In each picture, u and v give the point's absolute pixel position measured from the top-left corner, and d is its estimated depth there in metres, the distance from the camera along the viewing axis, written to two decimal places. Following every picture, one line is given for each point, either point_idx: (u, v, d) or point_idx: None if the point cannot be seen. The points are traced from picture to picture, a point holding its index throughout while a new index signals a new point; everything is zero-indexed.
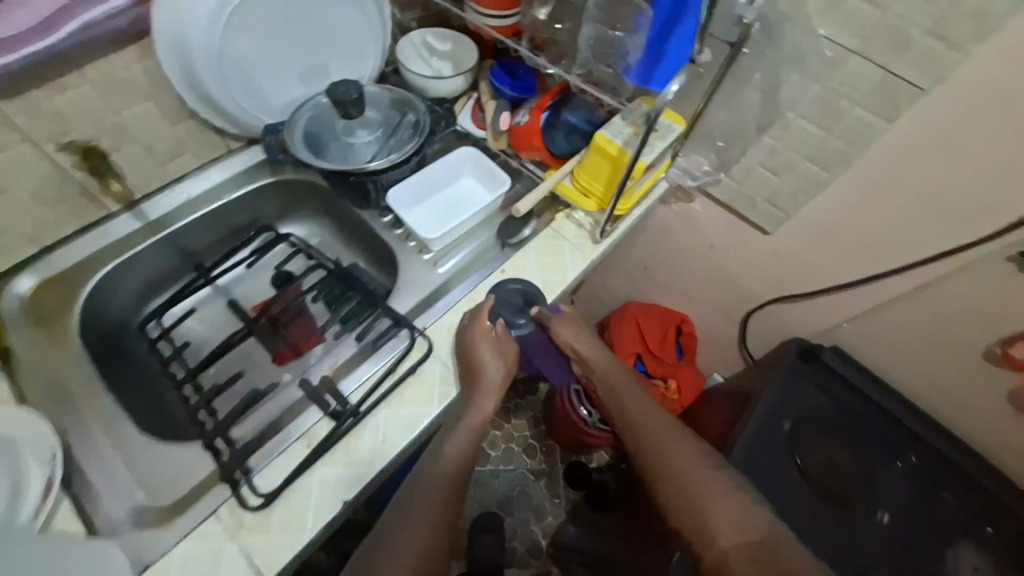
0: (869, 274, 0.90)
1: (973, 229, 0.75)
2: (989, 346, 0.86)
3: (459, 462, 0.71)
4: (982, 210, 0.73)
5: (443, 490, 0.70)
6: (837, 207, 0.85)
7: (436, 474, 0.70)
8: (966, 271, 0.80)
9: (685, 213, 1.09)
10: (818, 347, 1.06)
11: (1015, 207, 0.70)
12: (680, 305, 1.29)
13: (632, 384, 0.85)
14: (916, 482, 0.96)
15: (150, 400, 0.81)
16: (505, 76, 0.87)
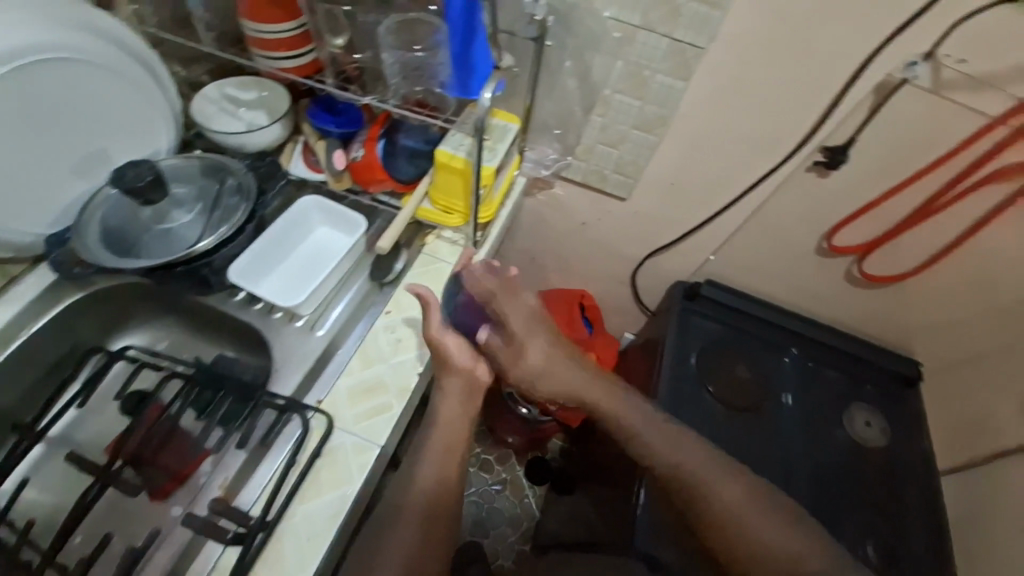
0: (715, 211, 1.00)
1: (778, 152, 0.86)
2: (818, 244, 1.00)
3: (435, 486, 0.72)
4: (779, 136, 0.84)
5: (419, 519, 0.69)
6: (671, 161, 0.94)
7: (410, 509, 0.70)
8: (784, 188, 0.92)
9: (551, 199, 1.13)
10: (697, 285, 1.16)
11: (799, 128, 0.82)
12: (576, 283, 1.34)
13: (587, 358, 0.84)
14: (804, 371, 1.11)
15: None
16: (326, 114, 0.82)
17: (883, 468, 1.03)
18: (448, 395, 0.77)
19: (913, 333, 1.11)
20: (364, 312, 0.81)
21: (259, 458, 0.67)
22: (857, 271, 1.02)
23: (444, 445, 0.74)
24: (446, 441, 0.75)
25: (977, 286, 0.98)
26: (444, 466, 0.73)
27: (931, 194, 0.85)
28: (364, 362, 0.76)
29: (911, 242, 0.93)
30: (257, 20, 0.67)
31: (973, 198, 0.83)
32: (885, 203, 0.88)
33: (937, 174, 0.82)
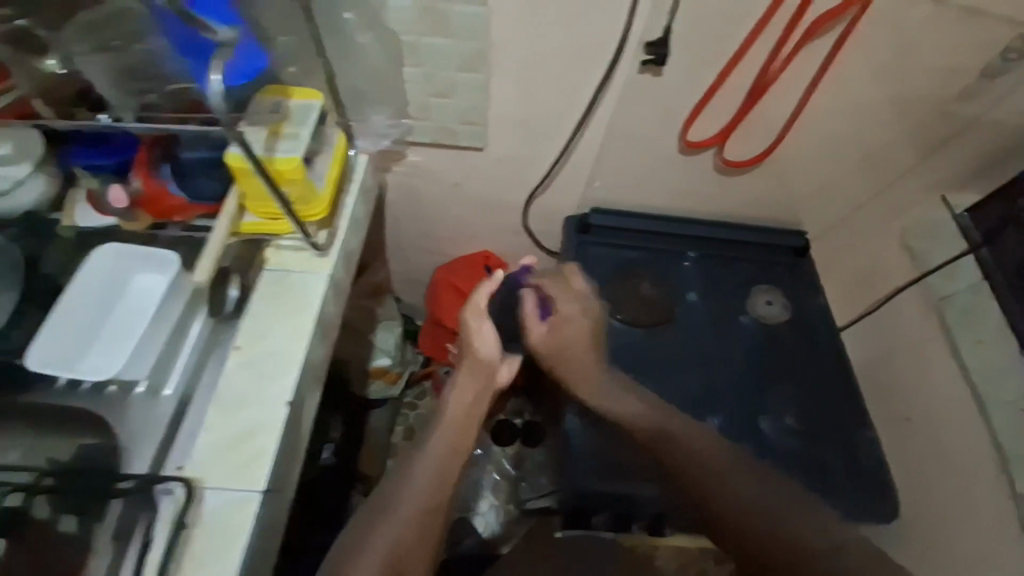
0: (568, 136, 0.94)
1: (606, 60, 0.80)
2: (679, 143, 0.97)
3: (439, 467, 0.76)
4: (599, 42, 0.78)
5: (410, 508, 0.72)
6: (510, 98, 0.87)
7: (400, 497, 0.73)
8: (627, 98, 0.87)
9: (412, 168, 1.03)
10: (586, 216, 1.12)
11: (616, 29, 0.76)
12: (476, 245, 1.28)
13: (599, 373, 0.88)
14: (703, 271, 1.11)
15: None
16: (94, 149, 0.73)
17: (794, 338, 1.08)
18: (460, 386, 0.86)
19: (798, 203, 1.13)
20: (212, 356, 0.73)
21: (122, 552, 0.60)
22: (720, 161, 1.00)
23: (451, 425, 0.81)
24: (457, 421, 0.82)
25: (835, 142, 0.99)
26: (449, 451, 0.78)
27: (765, 62, 0.81)
28: (223, 410, 0.68)
29: (766, 115, 0.91)
30: None
31: (801, 58, 0.82)
32: (726, 84, 0.84)
33: (764, 40, 0.78)
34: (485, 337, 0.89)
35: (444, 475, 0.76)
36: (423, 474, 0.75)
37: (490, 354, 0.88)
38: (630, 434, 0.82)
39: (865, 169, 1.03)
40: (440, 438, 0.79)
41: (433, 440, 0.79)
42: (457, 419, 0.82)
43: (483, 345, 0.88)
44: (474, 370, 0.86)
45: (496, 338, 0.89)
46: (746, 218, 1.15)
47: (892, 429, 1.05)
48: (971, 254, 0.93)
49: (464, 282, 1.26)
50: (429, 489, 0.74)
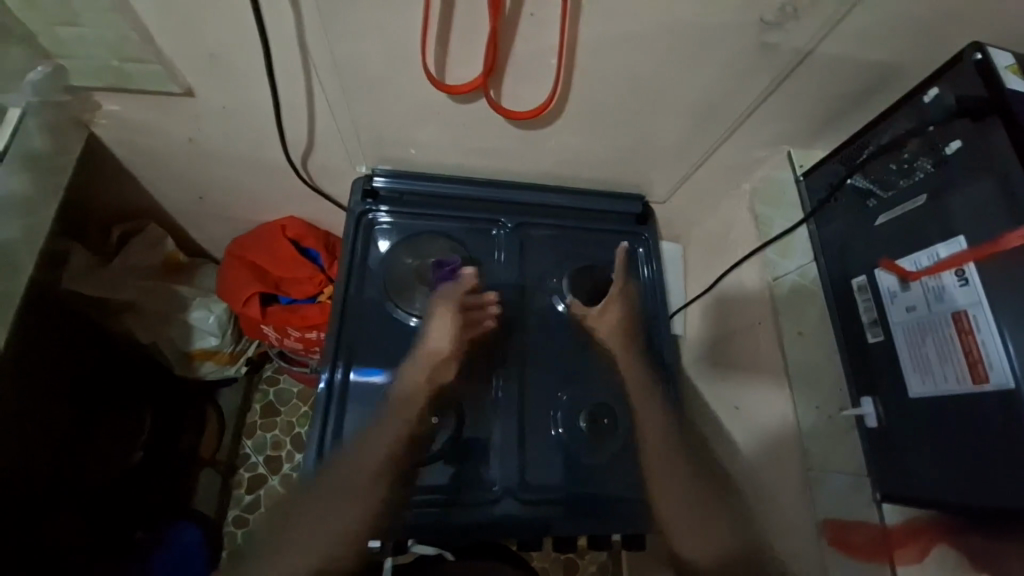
0: (274, 82, 0.71)
1: None
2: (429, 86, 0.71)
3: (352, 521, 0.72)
4: None
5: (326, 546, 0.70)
6: (169, 26, 0.65)
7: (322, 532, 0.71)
8: (325, 27, 0.63)
9: (122, 124, 0.80)
10: (369, 179, 0.90)
11: None
12: (276, 213, 1.06)
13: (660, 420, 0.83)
14: (515, 239, 0.93)
15: None
16: None
17: None
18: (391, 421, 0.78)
19: (646, 167, 0.90)
20: None
21: None
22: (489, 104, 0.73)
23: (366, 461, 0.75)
24: (392, 426, 0.78)
25: (645, 86, 0.73)
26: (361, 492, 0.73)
27: None
28: None
29: (526, 54, 0.67)
30: None
31: None
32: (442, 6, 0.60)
33: None
34: (438, 333, 0.82)
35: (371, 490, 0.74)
36: (331, 518, 0.72)
37: (450, 344, 0.83)
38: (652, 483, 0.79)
39: (694, 121, 0.80)
40: (353, 478, 0.74)
41: (345, 476, 0.74)
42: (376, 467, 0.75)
43: (438, 337, 0.82)
44: (429, 360, 0.82)
45: (449, 332, 0.83)
46: (575, 180, 0.94)
47: (722, 416, 0.90)
48: (803, 225, 0.81)
49: (257, 254, 1.05)
50: (336, 533, 0.71)
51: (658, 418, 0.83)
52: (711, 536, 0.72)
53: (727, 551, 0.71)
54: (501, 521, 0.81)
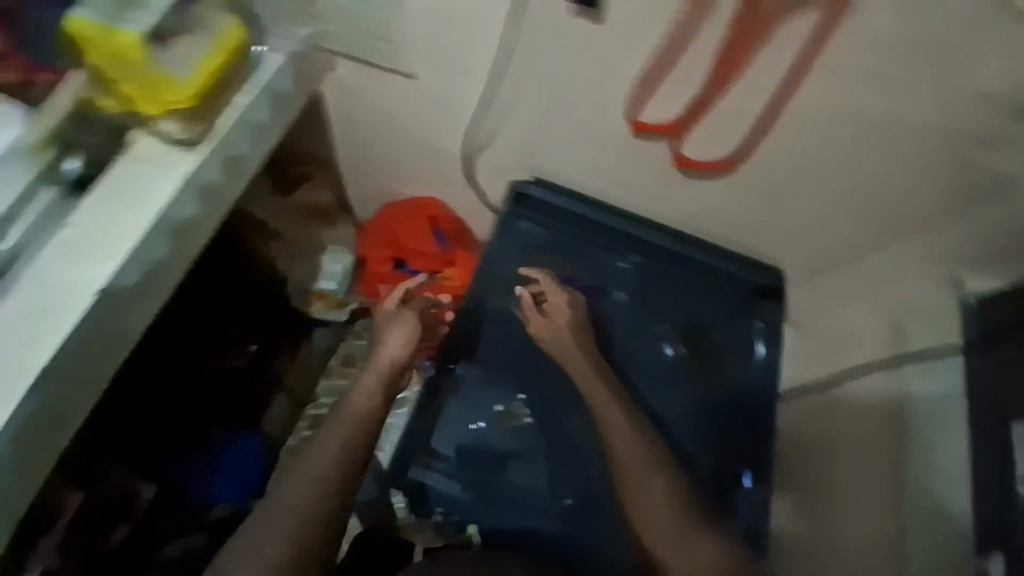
0: (492, 80, 0.81)
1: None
2: (622, 122, 0.80)
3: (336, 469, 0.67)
4: None
5: (321, 482, 0.66)
6: (426, 18, 0.77)
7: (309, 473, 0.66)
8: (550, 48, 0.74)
9: (342, 87, 0.94)
10: (524, 185, 0.96)
11: None
12: (424, 196, 1.18)
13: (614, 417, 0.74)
14: (640, 282, 0.94)
15: None
16: None
17: (714, 381, 0.90)
18: (365, 386, 0.76)
19: (786, 247, 0.91)
20: (52, 226, 0.69)
21: None
22: (672, 155, 0.82)
23: (355, 418, 0.72)
24: (370, 392, 0.76)
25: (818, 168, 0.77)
26: (347, 438, 0.70)
27: (720, 43, 0.67)
28: (37, 289, 0.66)
29: (729, 109, 0.73)
30: None
31: (768, 50, 0.66)
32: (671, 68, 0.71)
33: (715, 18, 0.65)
34: (392, 336, 0.82)
35: (366, 426, 0.72)
36: (318, 459, 0.67)
37: (405, 348, 0.81)
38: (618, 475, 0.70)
39: (848, 210, 0.81)
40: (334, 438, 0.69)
41: (325, 439, 0.69)
42: (359, 417, 0.73)
43: (392, 344, 0.81)
44: (384, 369, 0.79)
45: (401, 331, 0.82)
46: (715, 237, 0.95)
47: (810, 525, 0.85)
48: (959, 353, 0.79)
49: (397, 221, 1.17)
50: (325, 475, 0.66)
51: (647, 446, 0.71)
52: (699, 555, 0.62)
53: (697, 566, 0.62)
54: (544, 541, 0.80)
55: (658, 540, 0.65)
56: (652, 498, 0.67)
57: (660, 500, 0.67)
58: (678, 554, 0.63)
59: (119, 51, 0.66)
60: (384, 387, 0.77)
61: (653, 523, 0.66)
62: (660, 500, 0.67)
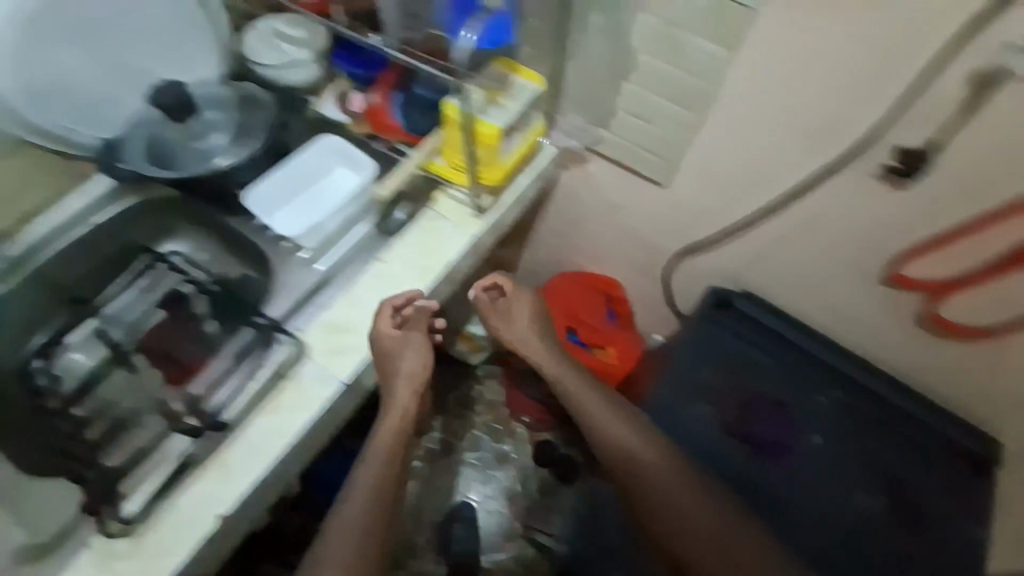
0: (755, 209, 0.88)
1: (832, 148, 0.74)
2: (883, 271, 0.84)
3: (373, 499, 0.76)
4: (832, 128, 0.72)
5: (360, 525, 0.73)
6: (710, 146, 0.83)
7: (351, 526, 0.73)
8: (835, 202, 0.80)
9: (582, 174, 1.05)
10: (733, 295, 1.02)
11: (854, 125, 0.70)
12: (605, 270, 1.28)
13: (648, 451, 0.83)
14: (836, 418, 0.97)
15: None
16: (352, 57, 0.88)
17: (910, 531, 0.90)
18: (383, 429, 0.83)
19: (993, 407, 0.94)
20: (362, 256, 0.85)
21: (244, 366, 0.73)
22: (928, 312, 0.86)
23: (373, 463, 0.79)
24: (393, 428, 0.83)
25: None
26: (382, 470, 0.79)
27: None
28: (348, 309, 0.81)
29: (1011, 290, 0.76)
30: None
31: None
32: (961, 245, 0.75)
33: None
34: (404, 360, 0.81)
35: (392, 453, 0.81)
36: (362, 490, 0.76)
37: (422, 364, 0.85)
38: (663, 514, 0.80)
39: None
40: (364, 480, 0.78)
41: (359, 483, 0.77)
42: (382, 456, 0.80)
43: (409, 370, 0.82)
44: (399, 416, 0.84)
45: (408, 354, 0.82)
46: (904, 373, 0.99)
47: None
48: None
49: (573, 290, 1.29)
50: (374, 493, 0.77)
51: (673, 477, 0.81)
52: (703, 524, 0.78)
53: (709, 532, 0.78)
54: None
55: (675, 521, 0.79)
56: (663, 472, 0.81)
57: (674, 478, 0.81)
58: (689, 530, 0.79)
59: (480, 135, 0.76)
60: (400, 424, 0.83)
61: (736, 547, 0.76)
62: (668, 477, 0.81)
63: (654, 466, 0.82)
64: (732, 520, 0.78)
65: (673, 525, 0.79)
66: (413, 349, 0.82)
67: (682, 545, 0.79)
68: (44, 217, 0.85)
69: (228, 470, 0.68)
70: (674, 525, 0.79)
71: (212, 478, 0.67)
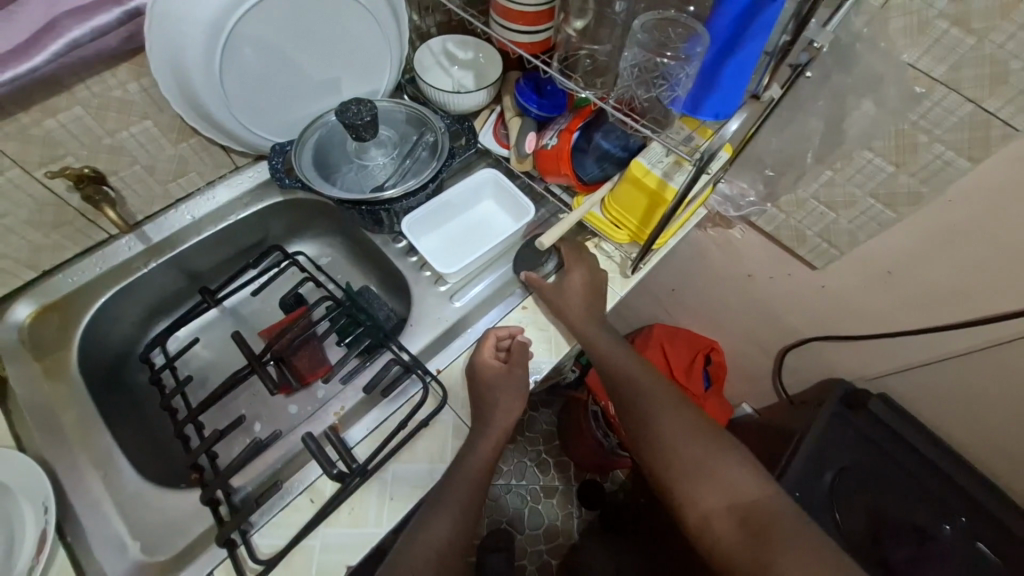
0: (931, 323, 0.81)
1: None
2: None
3: (460, 525, 0.62)
4: None
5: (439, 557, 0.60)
6: (897, 248, 0.76)
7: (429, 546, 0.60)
8: None
9: (723, 239, 0.98)
10: (864, 394, 0.99)
11: None
12: (710, 331, 1.21)
13: (716, 455, 0.66)
14: (968, 549, 0.88)
15: (146, 448, 0.75)
16: (532, 93, 0.80)
17: None
18: (483, 449, 0.66)
19: None
20: (501, 298, 0.80)
21: (382, 399, 0.71)
22: None
23: (467, 480, 0.63)
24: (490, 449, 0.66)
25: None
26: (472, 491, 0.63)
27: None
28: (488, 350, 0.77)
29: None
30: (510, 16, 0.65)
31: None
32: None
33: None
34: (504, 382, 0.69)
35: (486, 478, 0.65)
36: (437, 501, 0.62)
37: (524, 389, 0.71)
38: (718, 535, 0.61)
39: None
40: (449, 490, 0.62)
41: (444, 497, 0.62)
42: (472, 476, 0.64)
43: (512, 401, 0.69)
44: (498, 438, 0.67)
45: (508, 381, 0.70)
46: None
47: None
48: None
49: (674, 346, 1.20)
50: (456, 515, 0.61)
51: (729, 477, 0.64)
52: (737, 487, 0.63)
53: (741, 499, 0.62)
54: None
55: (682, 454, 0.66)
56: (683, 436, 0.67)
57: (697, 439, 0.67)
58: (711, 487, 0.64)
59: (661, 199, 0.70)
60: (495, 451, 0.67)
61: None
62: (694, 443, 0.67)
63: (708, 475, 0.64)
64: (777, 496, 0.63)
65: (691, 486, 0.64)
66: (510, 372, 0.70)
67: (686, 489, 0.64)
68: (187, 206, 0.84)
69: (357, 517, 0.63)
70: (692, 491, 0.64)
71: (339, 522, 0.63)
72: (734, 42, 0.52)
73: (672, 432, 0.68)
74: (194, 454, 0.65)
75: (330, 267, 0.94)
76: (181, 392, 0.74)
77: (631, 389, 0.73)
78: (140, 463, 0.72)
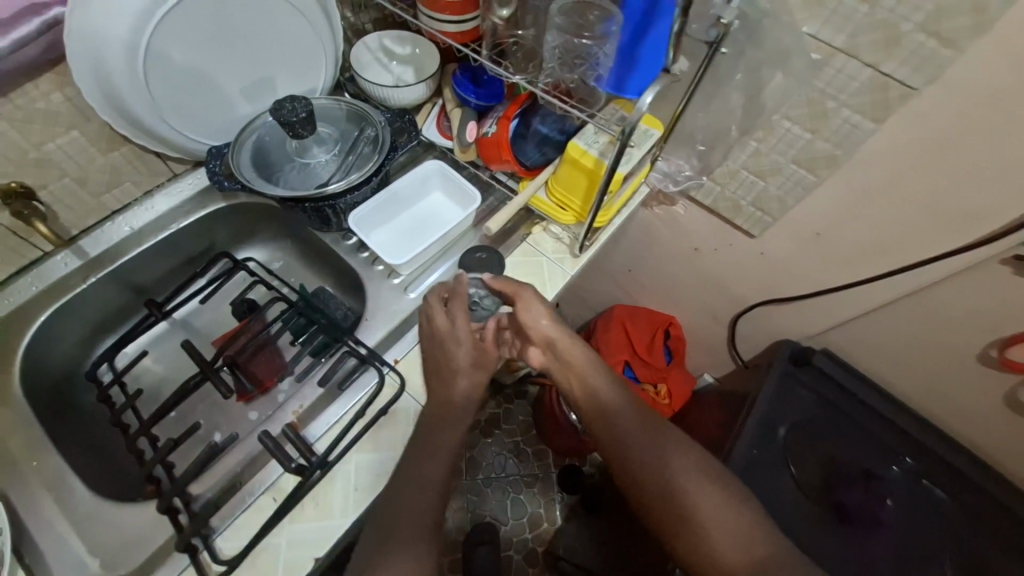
0: (859, 278, 0.87)
1: (966, 233, 0.71)
2: (986, 350, 0.84)
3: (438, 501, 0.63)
4: (970, 216, 0.69)
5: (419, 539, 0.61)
6: (823, 211, 0.82)
7: (407, 521, 0.60)
8: (959, 278, 0.78)
9: (668, 216, 1.02)
10: (809, 351, 1.06)
11: (1001, 213, 0.67)
12: (667, 307, 1.26)
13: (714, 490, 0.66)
14: (913, 487, 0.97)
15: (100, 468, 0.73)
16: (469, 83, 0.81)
17: None
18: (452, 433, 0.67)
19: None
20: None
21: (340, 394, 0.71)
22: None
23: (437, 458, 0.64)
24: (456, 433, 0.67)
25: None
26: (449, 472, 0.65)
27: None
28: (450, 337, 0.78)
29: None
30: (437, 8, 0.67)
31: None
32: None
33: None
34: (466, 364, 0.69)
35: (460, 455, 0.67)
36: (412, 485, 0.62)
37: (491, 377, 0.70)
38: None
39: None
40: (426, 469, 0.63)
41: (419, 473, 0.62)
42: (443, 454, 0.64)
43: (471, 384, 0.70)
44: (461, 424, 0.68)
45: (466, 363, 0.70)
46: (969, 439, 0.99)
47: None
48: None
49: (634, 324, 1.24)
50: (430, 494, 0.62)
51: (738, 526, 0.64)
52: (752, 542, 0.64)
53: (756, 552, 0.63)
54: None
55: (701, 516, 0.65)
56: (700, 489, 0.66)
57: (711, 489, 0.66)
58: (734, 545, 0.63)
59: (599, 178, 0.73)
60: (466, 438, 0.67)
61: None
62: (708, 493, 0.66)
63: (723, 528, 0.64)
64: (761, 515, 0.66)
65: (712, 543, 0.63)
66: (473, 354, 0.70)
67: (707, 545, 0.63)
68: (125, 217, 0.82)
69: (320, 511, 0.64)
70: (715, 553, 0.63)
71: (303, 518, 0.63)
72: (643, 25, 0.58)
73: (678, 477, 0.67)
74: (147, 466, 0.64)
75: (283, 271, 0.94)
76: (132, 407, 0.72)
77: (629, 427, 0.70)
78: (94, 483, 0.70)
